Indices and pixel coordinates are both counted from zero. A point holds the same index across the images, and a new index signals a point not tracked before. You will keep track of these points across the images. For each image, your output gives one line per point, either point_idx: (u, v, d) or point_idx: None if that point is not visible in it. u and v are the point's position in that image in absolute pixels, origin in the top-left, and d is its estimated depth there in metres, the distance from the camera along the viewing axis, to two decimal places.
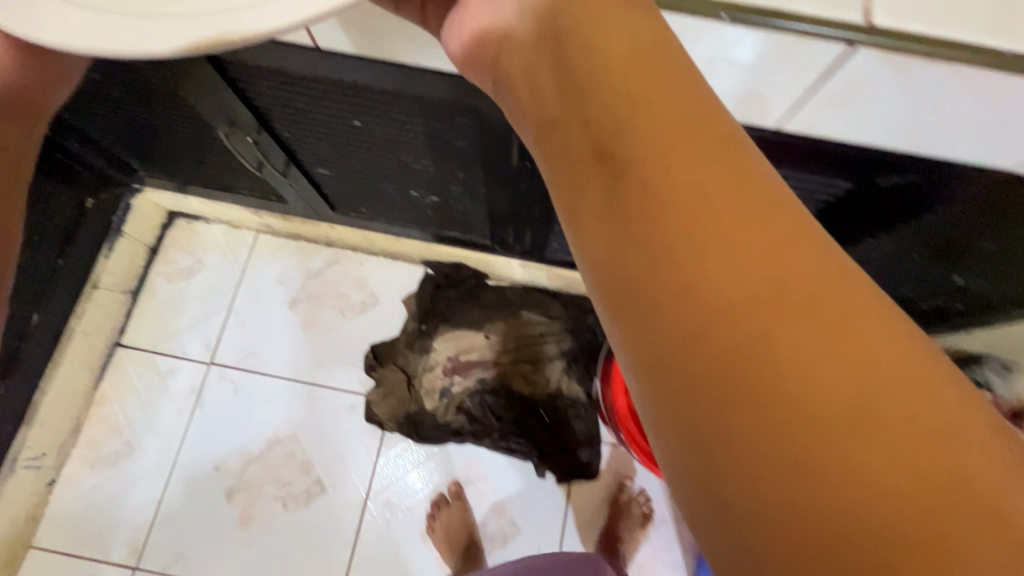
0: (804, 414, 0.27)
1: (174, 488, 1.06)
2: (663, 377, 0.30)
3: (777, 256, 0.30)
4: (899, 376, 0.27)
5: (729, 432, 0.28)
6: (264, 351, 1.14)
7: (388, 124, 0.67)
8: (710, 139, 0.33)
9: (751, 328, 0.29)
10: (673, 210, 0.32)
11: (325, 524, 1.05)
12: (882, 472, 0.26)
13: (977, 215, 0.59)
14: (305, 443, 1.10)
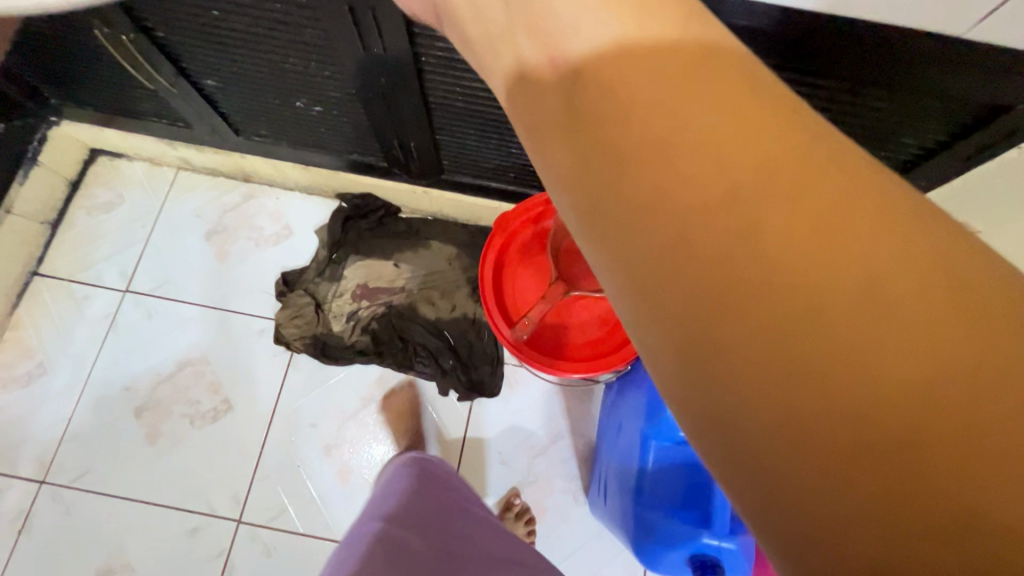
0: (845, 345, 0.21)
1: (83, 406, 1.09)
2: (658, 308, 0.24)
3: (759, 128, 0.25)
4: (942, 262, 0.22)
5: (739, 335, 0.22)
6: (179, 280, 1.18)
7: (242, 11, 0.71)
8: (677, 28, 0.28)
9: (768, 238, 0.23)
10: (631, 85, 0.27)
11: (231, 439, 1.09)
12: (963, 408, 0.19)
13: (784, 63, 0.62)
14: (215, 364, 1.13)
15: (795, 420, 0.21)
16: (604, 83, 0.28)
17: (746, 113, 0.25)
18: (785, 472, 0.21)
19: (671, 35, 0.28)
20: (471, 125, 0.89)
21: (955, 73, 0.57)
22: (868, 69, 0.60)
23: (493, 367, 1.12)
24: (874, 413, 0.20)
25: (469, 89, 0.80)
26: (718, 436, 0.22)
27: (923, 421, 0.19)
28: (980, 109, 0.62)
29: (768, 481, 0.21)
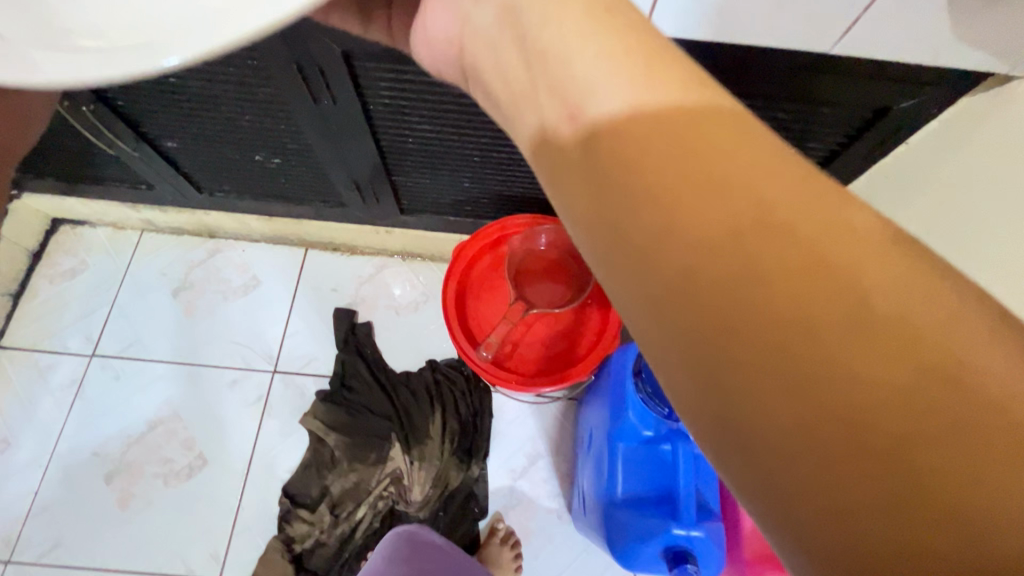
0: (838, 354, 0.22)
1: (50, 478, 1.07)
2: (669, 323, 0.25)
3: (766, 165, 0.25)
4: (923, 281, 0.23)
5: (776, 362, 0.22)
6: (146, 339, 1.18)
7: (199, 76, 0.77)
8: (674, 73, 0.28)
9: (759, 258, 0.24)
10: (640, 131, 0.27)
11: (206, 495, 1.07)
12: (940, 421, 0.20)
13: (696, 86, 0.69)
14: (187, 420, 1.12)
15: (824, 435, 0.21)
16: (636, 119, 0.28)
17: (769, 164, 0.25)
18: (809, 488, 0.21)
19: (668, 74, 0.28)
20: (423, 161, 0.94)
21: (838, 81, 0.65)
22: (762, 84, 0.67)
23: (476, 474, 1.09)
24: (904, 436, 0.20)
25: (416, 127, 0.85)
26: (739, 445, 0.23)
27: (943, 445, 0.20)
28: (867, 112, 0.71)
29: (794, 502, 0.22)
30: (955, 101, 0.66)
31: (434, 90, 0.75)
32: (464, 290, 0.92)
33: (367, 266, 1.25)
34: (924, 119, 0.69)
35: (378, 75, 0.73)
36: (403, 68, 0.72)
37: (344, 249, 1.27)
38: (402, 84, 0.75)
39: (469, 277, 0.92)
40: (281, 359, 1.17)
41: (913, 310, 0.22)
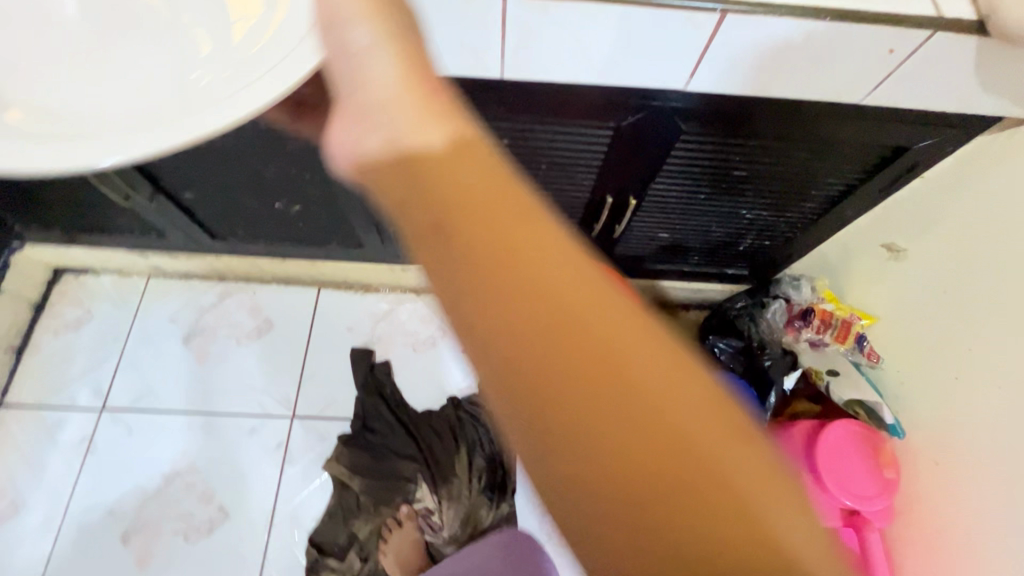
0: (631, 489, 0.25)
1: (63, 541, 1.03)
2: (518, 448, 0.27)
3: (594, 300, 0.27)
4: (703, 417, 0.26)
5: (601, 445, 0.25)
6: (158, 389, 1.15)
7: (227, 132, 0.77)
8: (502, 199, 0.29)
9: (588, 397, 0.26)
10: (465, 263, 0.28)
11: (229, 550, 1.04)
12: (707, 548, 0.24)
13: (723, 133, 0.71)
14: (205, 472, 1.09)
15: (630, 511, 0.25)
16: (483, 204, 0.29)
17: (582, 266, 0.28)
18: None
19: (490, 201, 0.29)
20: None
21: (862, 124, 0.68)
22: (789, 129, 0.70)
23: (506, 512, 1.08)
24: (692, 515, 0.24)
25: None
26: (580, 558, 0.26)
27: (713, 525, 0.24)
28: (884, 150, 0.74)
29: None
30: (970, 138, 0.70)
31: None
32: None
33: (381, 304, 1.25)
34: (937, 156, 0.73)
35: None
36: None
37: (357, 287, 1.26)
38: None
39: None
40: (299, 403, 1.15)
41: (709, 410, 0.26)
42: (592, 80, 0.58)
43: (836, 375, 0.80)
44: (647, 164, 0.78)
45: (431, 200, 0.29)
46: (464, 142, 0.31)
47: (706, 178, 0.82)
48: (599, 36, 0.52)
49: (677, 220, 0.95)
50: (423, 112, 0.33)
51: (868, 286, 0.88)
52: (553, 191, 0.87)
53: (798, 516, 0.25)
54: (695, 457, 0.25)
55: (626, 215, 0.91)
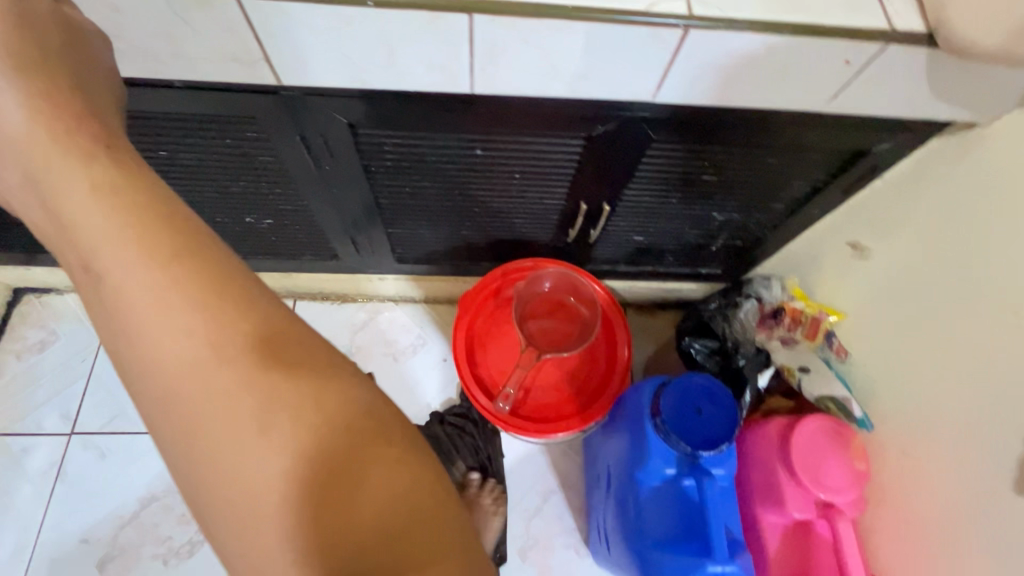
0: (376, 563, 0.29)
1: (35, 573, 1.00)
2: (270, 548, 0.29)
3: (336, 403, 0.31)
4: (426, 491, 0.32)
5: (305, 562, 0.29)
6: (130, 410, 1.12)
7: (193, 149, 0.75)
8: (247, 310, 0.31)
9: (339, 488, 0.30)
10: (218, 375, 0.30)
11: (211, 571, 1.02)
12: None
13: (690, 141, 0.73)
14: (183, 493, 1.06)
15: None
16: (220, 341, 0.30)
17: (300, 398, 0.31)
18: None
19: (242, 312, 0.31)
20: (421, 214, 0.93)
21: (831, 127, 0.70)
22: (760, 135, 0.72)
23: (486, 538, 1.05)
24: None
25: (417, 187, 0.85)
26: None
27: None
28: (845, 154, 0.76)
29: None
30: (928, 141, 0.72)
31: (442, 151, 0.76)
32: (474, 338, 0.92)
33: (360, 313, 1.23)
34: (895, 158, 0.76)
35: (386, 140, 0.73)
36: (414, 133, 0.72)
37: (334, 298, 1.24)
38: (408, 147, 0.75)
39: (479, 323, 0.93)
40: None
41: (393, 517, 0.30)
42: (560, 94, 0.58)
43: (809, 372, 0.81)
44: (619, 173, 0.79)
45: (150, 353, 0.30)
46: (177, 271, 0.30)
47: (678, 183, 0.84)
48: (565, 52, 0.53)
49: (651, 224, 0.96)
50: (133, 233, 0.30)
51: (836, 283, 0.90)
52: (529, 198, 0.88)
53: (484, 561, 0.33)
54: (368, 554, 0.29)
55: (601, 220, 0.92)
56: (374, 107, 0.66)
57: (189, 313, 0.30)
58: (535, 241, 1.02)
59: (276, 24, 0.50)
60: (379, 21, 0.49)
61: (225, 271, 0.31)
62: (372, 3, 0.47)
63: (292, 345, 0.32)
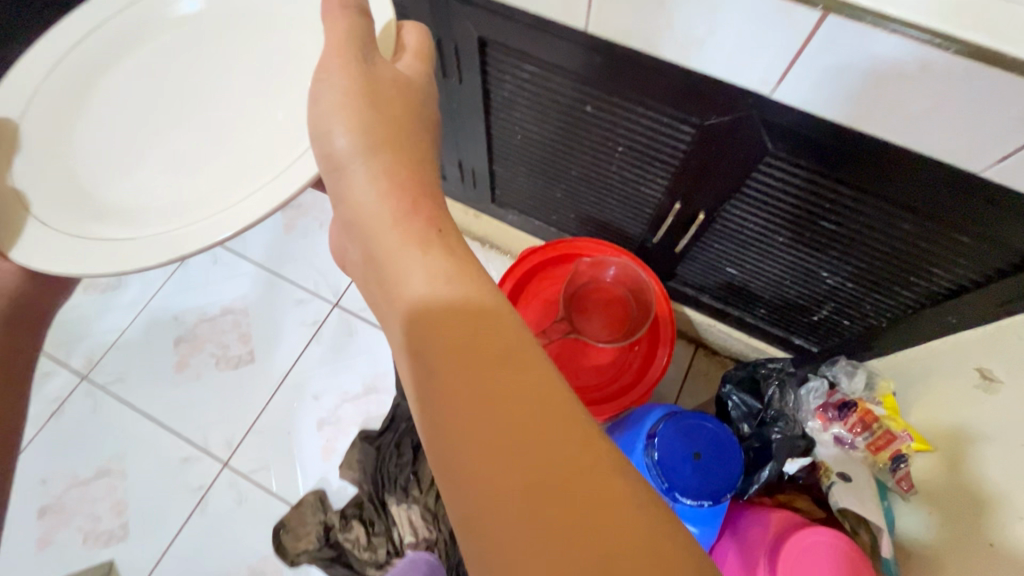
0: (513, 428, 0.33)
1: (137, 323, 1.24)
2: (440, 406, 0.36)
3: (480, 297, 0.38)
4: (552, 386, 0.35)
5: (455, 421, 0.35)
6: (247, 237, 1.32)
7: None
8: (427, 224, 0.41)
9: (487, 356, 0.36)
10: (408, 250, 0.40)
11: (245, 388, 1.19)
12: (554, 480, 0.32)
13: (811, 168, 0.64)
14: (252, 318, 1.25)
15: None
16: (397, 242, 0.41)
17: (449, 246, 0.41)
18: (494, 514, 0.32)
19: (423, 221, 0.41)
20: (522, 160, 0.95)
21: (995, 211, 0.56)
22: (898, 190, 0.60)
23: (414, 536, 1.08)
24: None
25: (529, 130, 0.86)
26: (470, 491, 0.33)
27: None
28: (1010, 258, 0.61)
29: (486, 525, 0.32)
30: None
31: (557, 96, 0.75)
32: (519, 293, 0.92)
33: None
34: None
35: (511, 68, 0.75)
36: (538, 72, 0.73)
37: None
38: (526, 83, 0.76)
39: (529, 282, 0.93)
40: (343, 297, 1.27)
41: (508, 388, 0.35)
42: (678, 58, 0.55)
43: (846, 479, 0.70)
44: (724, 179, 0.73)
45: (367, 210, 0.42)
46: (388, 181, 0.43)
47: (790, 218, 0.74)
48: (695, 18, 0.50)
49: (748, 257, 0.87)
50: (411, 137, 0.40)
51: (940, 409, 0.74)
52: (626, 179, 0.84)
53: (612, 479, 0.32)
54: (601, 521, 0.31)
55: (695, 229, 0.85)
56: (503, 28, 0.67)
57: (377, 190, 0.42)
58: (624, 231, 0.99)
59: None
60: None
61: (412, 195, 0.43)
62: None
63: (443, 241, 0.41)
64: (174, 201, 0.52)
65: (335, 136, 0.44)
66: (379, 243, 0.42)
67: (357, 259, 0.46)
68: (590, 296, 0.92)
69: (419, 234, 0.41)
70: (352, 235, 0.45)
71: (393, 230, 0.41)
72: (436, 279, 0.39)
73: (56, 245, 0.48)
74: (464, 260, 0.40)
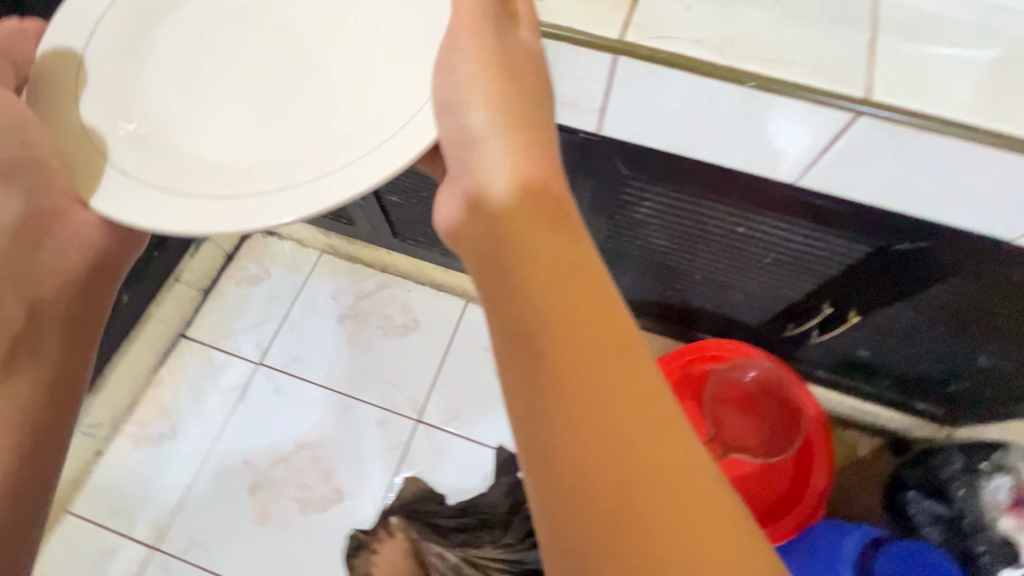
0: (619, 446, 0.35)
1: (203, 475, 1.12)
2: (542, 405, 0.37)
3: (604, 311, 0.39)
4: (670, 414, 0.36)
5: (558, 421, 0.36)
6: (308, 359, 1.23)
7: None
8: (553, 223, 0.42)
9: (605, 372, 0.37)
10: (530, 244, 0.41)
11: (338, 533, 1.08)
12: (662, 514, 0.33)
13: (1002, 286, 0.62)
14: (331, 450, 1.15)
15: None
16: (519, 241, 0.42)
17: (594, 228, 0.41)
18: (589, 522, 0.34)
19: (552, 225, 0.42)
20: (633, 270, 0.89)
21: None
22: None
23: None
24: None
25: (651, 243, 0.81)
26: (568, 495, 0.35)
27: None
28: None
29: (581, 530, 0.34)
30: None
31: (703, 220, 0.72)
32: None
33: None
34: None
35: (652, 196, 0.70)
36: (685, 199, 0.69)
37: None
38: (669, 208, 0.72)
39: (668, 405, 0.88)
40: (425, 409, 1.19)
41: (621, 407, 0.36)
42: (912, 209, 0.51)
43: None
44: (887, 286, 0.70)
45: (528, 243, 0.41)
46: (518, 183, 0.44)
47: (957, 320, 0.71)
48: (794, 138, 0.48)
49: (891, 345, 0.84)
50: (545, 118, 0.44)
51: None
52: (761, 283, 0.81)
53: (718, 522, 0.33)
54: (689, 529, 0.33)
55: (839, 329, 0.81)
56: (661, 167, 0.63)
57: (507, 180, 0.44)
58: (737, 324, 0.94)
59: (637, 87, 0.49)
60: (750, 103, 0.46)
61: (547, 194, 0.43)
62: (754, 84, 0.44)
63: (568, 239, 0.41)
64: (253, 168, 0.46)
65: (470, 113, 0.45)
66: (506, 237, 0.42)
67: (472, 237, 0.46)
68: (723, 401, 0.90)
69: (547, 230, 0.41)
70: (475, 219, 0.45)
71: (533, 226, 0.42)
72: (559, 288, 0.39)
73: (125, 194, 0.43)
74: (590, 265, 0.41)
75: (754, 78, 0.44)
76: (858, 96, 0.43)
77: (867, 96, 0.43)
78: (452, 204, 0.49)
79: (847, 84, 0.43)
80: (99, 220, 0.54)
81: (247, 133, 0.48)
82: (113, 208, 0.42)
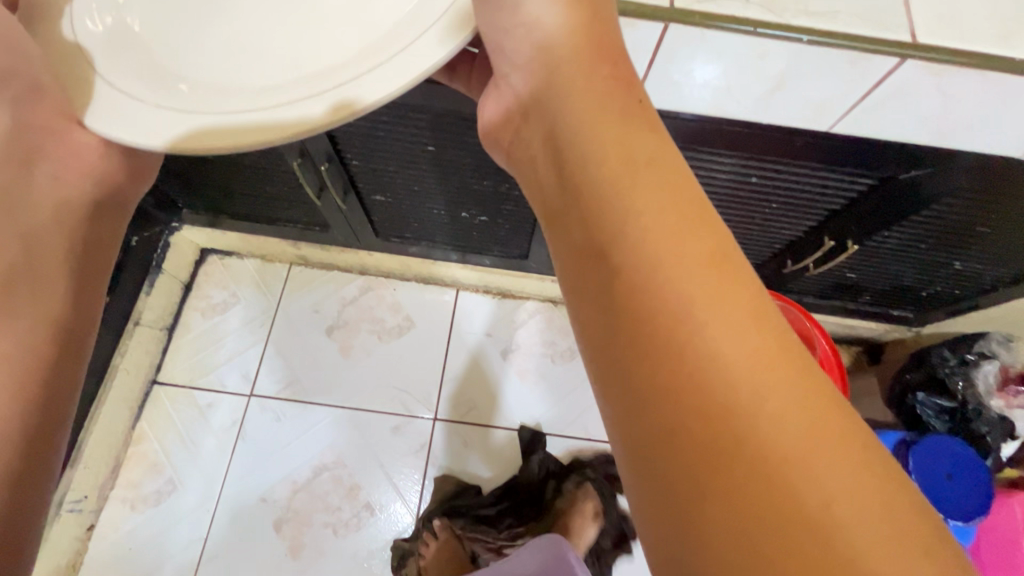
0: (700, 368, 0.30)
1: (219, 523, 1.05)
2: (605, 318, 0.34)
3: (684, 222, 0.34)
4: (768, 340, 0.30)
5: (624, 336, 0.33)
6: (306, 379, 1.16)
7: (463, 146, 0.76)
8: (628, 127, 0.37)
9: (679, 284, 0.32)
10: (592, 149, 0.37)
11: (377, 549, 1.05)
12: (748, 451, 0.28)
13: (987, 198, 0.68)
14: (352, 467, 1.10)
15: (692, 526, 0.28)
16: (582, 144, 0.38)
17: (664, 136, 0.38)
18: (659, 448, 0.30)
19: (620, 129, 0.37)
20: None
21: None
22: None
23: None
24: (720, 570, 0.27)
25: None
26: (637, 419, 0.31)
27: (767, 537, 0.26)
28: None
29: (651, 457, 0.30)
30: None
31: (715, 173, 0.72)
32: None
33: (518, 311, 1.24)
34: None
35: None
36: (699, 155, 0.68)
37: (495, 292, 1.25)
38: None
39: None
40: (439, 406, 1.16)
41: (698, 325, 0.31)
42: (937, 142, 0.54)
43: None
44: (884, 212, 0.74)
45: (591, 143, 0.38)
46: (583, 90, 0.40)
47: (940, 231, 0.78)
48: (707, 78, 0.50)
49: (877, 263, 0.90)
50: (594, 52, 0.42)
51: None
52: (766, 225, 0.84)
53: (823, 478, 0.27)
54: (742, 457, 0.28)
55: (837, 258, 0.86)
56: (681, 128, 0.62)
57: (569, 90, 0.40)
58: None
59: (681, 49, 0.47)
60: (795, 54, 0.46)
61: (615, 97, 0.39)
62: (806, 37, 0.44)
63: (640, 140, 0.37)
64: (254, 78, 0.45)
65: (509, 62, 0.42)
66: (566, 148, 0.39)
67: (539, 151, 0.43)
68: None
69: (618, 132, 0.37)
70: (539, 136, 0.42)
71: (600, 131, 0.37)
72: (625, 190, 0.35)
73: (110, 99, 0.42)
74: (667, 172, 0.36)
75: (805, 30, 0.44)
76: (904, 38, 0.44)
77: (912, 37, 0.44)
78: (523, 127, 0.45)
79: (891, 29, 0.44)
80: (100, 142, 0.53)
81: (237, 47, 0.47)
82: (113, 121, 0.42)
